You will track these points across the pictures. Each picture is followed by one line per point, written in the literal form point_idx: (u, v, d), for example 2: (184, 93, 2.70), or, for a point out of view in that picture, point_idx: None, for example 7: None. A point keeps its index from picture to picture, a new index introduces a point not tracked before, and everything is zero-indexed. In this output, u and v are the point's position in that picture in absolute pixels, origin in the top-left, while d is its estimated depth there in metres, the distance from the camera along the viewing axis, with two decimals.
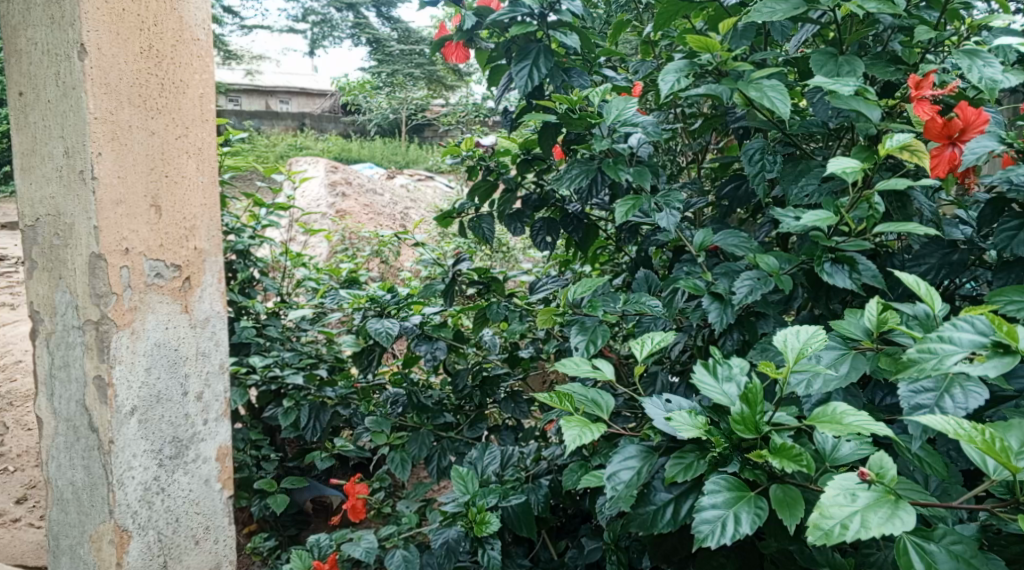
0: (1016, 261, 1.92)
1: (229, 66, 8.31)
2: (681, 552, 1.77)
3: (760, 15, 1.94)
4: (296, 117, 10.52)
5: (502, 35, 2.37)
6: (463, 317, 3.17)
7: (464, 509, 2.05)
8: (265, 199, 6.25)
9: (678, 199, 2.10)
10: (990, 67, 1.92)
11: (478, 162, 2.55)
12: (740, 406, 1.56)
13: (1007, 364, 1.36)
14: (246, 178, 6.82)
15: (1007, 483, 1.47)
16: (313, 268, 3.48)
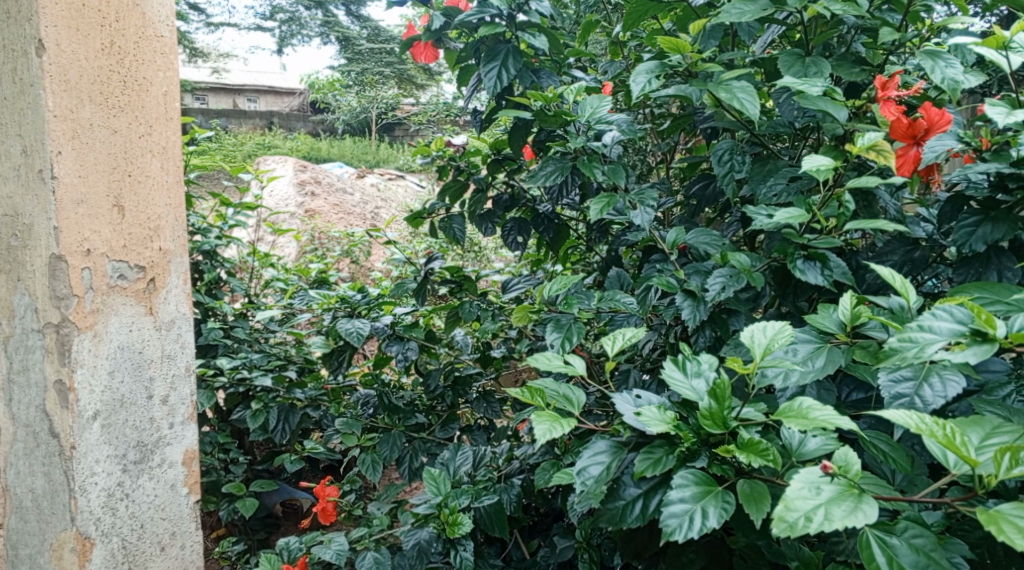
0: (974, 257, 1.97)
1: (194, 65, 8.20)
2: (651, 548, 1.77)
3: (728, 16, 1.96)
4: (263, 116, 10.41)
5: (472, 35, 2.37)
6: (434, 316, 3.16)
7: (436, 510, 2.05)
8: (232, 200, 6.17)
9: (652, 197, 2.12)
10: (952, 68, 1.96)
11: (448, 161, 2.53)
12: (710, 401, 1.58)
13: (985, 350, 1.42)
14: (211, 177, 6.72)
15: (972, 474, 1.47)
16: (282, 269, 3.44)
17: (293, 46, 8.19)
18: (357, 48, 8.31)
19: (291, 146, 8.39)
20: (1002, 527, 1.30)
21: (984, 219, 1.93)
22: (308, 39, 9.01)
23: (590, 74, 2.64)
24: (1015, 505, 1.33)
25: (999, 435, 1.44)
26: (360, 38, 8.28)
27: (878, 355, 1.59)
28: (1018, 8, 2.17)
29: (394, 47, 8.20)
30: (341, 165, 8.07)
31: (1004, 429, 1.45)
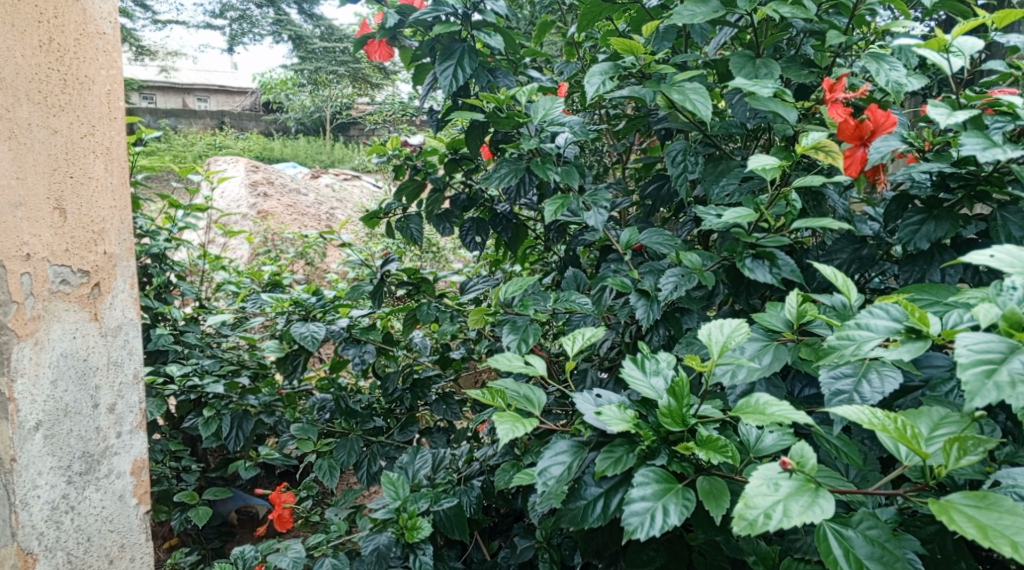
0: (919, 254, 2.02)
1: (140, 64, 8.01)
2: (612, 547, 1.77)
3: (680, 18, 1.98)
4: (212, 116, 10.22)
5: (427, 34, 2.36)
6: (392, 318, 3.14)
7: (395, 515, 2.02)
8: (181, 201, 6.05)
9: (606, 198, 2.13)
10: (896, 71, 2.01)
11: (404, 161, 2.51)
12: (668, 399, 1.60)
13: (919, 347, 1.46)
14: (160, 178, 6.56)
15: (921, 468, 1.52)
16: (233, 272, 3.38)
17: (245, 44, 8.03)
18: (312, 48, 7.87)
19: (242, 147, 8.25)
20: (953, 517, 1.33)
21: (927, 217, 1.98)
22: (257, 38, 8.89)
23: (546, 75, 2.65)
24: (964, 493, 1.36)
25: (946, 425, 1.47)
26: (313, 37, 7.87)
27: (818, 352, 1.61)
28: (957, 12, 2.24)
29: (346, 48, 8.14)
30: (295, 166, 7.96)
31: (951, 419, 1.48)
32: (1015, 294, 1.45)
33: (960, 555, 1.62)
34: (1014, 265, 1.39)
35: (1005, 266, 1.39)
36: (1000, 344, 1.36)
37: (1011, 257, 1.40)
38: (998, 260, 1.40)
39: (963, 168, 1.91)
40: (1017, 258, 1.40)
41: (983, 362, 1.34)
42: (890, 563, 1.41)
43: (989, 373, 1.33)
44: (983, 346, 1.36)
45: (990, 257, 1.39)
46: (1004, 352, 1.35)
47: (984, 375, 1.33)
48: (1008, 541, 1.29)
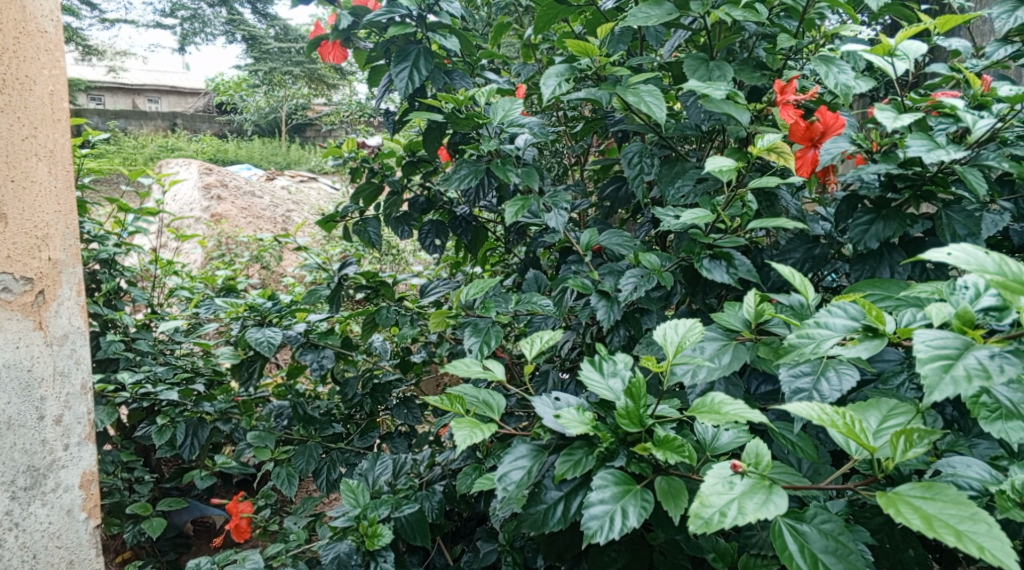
0: (869, 253, 2.06)
1: (89, 64, 7.82)
2: (573, 549, 1.76)
3: (634, 20, 2.00)
4: (163, 117, 10.01)
5: (381, 35, 2.34)
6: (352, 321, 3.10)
7: (355, 522, 2.00)
8: (131, 205, 5.92)
9: (565, 200, 2.14)
10: (844, 73, 2.04)
11: (361, 163, 2.49)
12: (626, 400, 1.59)
13: (877, 345, 1.51)
14: (110, 181, 6.39)
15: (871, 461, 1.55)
16: (186, 276, 3.30)
17: (196, 45, 7.87)
18: (266, 48, 8.08)
19: (194, 150, 8.09)
20: (900, 508, 1.36)
21: (877, 216, 2.02)
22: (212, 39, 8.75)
23: (503, 77, 2.65)
24: (912, 485, 1.39)
25: (895, 417, 1.52)
26: (268, 37, 8.05)
27: (778, 352, 1.63)
28: (900, 16, 2.30)
29: (299, 50, 8.05)
30: (250, 168, 7.82)
31: (899, 411, 1.52)
32: (967, 293, 1.50)
33: (905, 543, 1.66)
34: (971, 263, 1.37)
35: (962, 265, 1.37)
36: (955, 340, 1.40)
37: (968, 255, 1.38)
38: (954, 258, 1.38)
39: (909, 168, 1.97)
40: (973, 254, 1.38)
41: (941, 357, 1.38)
42: (844, 557, 1.43)
43: (947, 368, 1.37)
44: (940, 342, 1.40)
45: (947, 256, 1.37)
46: (960, 347, 1.39)
47: (942, 370, 1.37)
48: (953, 530, 1.32)
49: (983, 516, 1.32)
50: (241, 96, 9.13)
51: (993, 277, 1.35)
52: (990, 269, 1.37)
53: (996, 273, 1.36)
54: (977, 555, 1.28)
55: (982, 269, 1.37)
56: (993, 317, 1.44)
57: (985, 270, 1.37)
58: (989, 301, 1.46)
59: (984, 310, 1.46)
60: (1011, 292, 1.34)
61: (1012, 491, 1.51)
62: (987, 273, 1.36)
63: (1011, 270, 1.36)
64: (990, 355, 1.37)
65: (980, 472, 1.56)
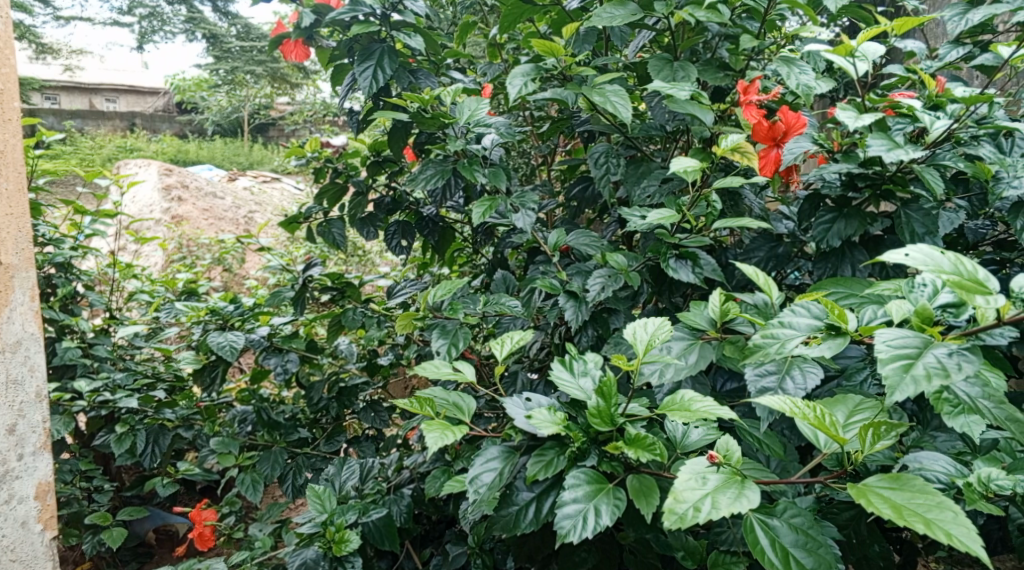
0: (831, 252, 2.09)
1: (43, 63, 7.63)
2: (544, 550, 1.75)
3: (599, 20, 2.00)
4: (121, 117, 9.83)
5: (343, 34, 2.32)
6: (318, 323, 3.07)
7: (322, 529, 1.97)
8: (88, 208, 5.79)
9: (533, 200, 2.13)
10: (805, 74, 2.06)
11: (325, 163, 2.47)
12: (597, 399, 1.59)
13: (839, 344, 1.52)
14: (66, 182, 6.23)
15: (838, 456, 1.58)
16: (146, 279, 3.23)
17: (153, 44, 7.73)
18: None
19: (154, 151, 7.95)
20: (871, 499, 1.37)
21: (839, 215, 2.05)
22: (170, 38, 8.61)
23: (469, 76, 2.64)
24: (879, 476, 1.40)
25: (861, 412, 1.54)
26: (230, 35, 7.33)
27: (743, 352, 1.64)
28: (857, 18, 2.34)
29: (260, 49, 7.95)
30: (211, 168, 7.71)
31: (866, 406, 1.54)
32: (925, 290, 1.52)
33: (872, 539, 1.74)
34: (929, 264, 1.40)
35: (920, 266, 1.40)
36: (915, 339, 1.44)
37: (925, 255, 1.41)
38: (912, 259, 1.41)
39: (870, 168, 1.99)
40: (930, 255, 1.41)
41: (901, 357, 1.42)
42: (813, 551, 1.44)
43: (907, 367, 1.40)
44: (900, 341, 1.43)
45: (906, 257, 1.40)
46: (919, 346, 1.43)
47: (902, 370, 1.40)
48: (922, 519, 1.33)
49: (949, 505, 1.34)
50: (201, 96, 9.00)
51: (950, 276, 1.39)
52: (947, 268, 1.40)
53: (952, 273, 1.40)
54: (945, 542, 1.30)
55: (939, 268, 1.40)
56: (951, 314, 1.47)
57: (942, 270, 1.41)
58: (947, 298, 1.49)
59: (942, 307, 1.49)
60: (967, 291, 1.39)
61: (978, 484, 1.54)
62: (944, 273, 1.40)
63: (966, 269, 1.41)
64: (948, 353, 1.41)
65: (946, 466, 1.58)
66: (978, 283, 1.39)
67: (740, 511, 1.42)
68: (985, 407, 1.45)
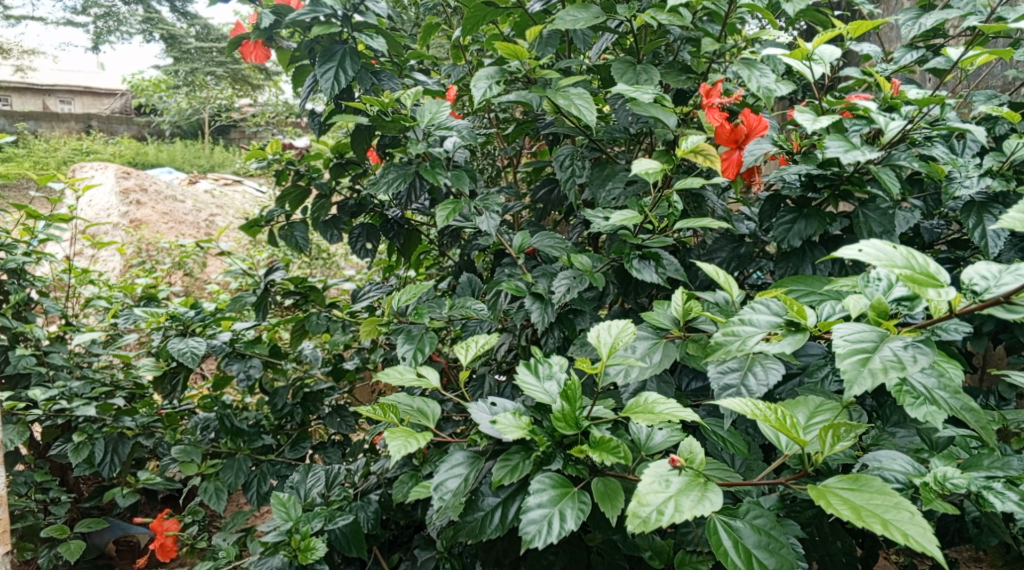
0: (792, 252, 2.11)
1: None
2: (511, 555, 1.74)
3: (562, 23, 2.01)
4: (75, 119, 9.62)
5: (304, 35, 2.30)
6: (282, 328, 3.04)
7: (287, 537, 1.94)
8: (42, 212, 5.66)
9: (497, 202, 2.13)
10: (766, 77, 2.09)
11: (286, 166, 2.44)
12: (562, 403, 1.58)
13: (799, 340, 1.54)
14: (18, 185, 6.07)
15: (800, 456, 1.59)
16: (102, 285, 3.16)
17: (107, 46, 7.59)
18: (185, 48, 8.22)
19: (110, 152, 7.78)
20: (830, 500, 1.40)
21: (799, 215, 2.07)
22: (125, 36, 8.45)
23: (433, 78, 2.63)
24: (839, 477, 1.42)
25: (822, 413, 1.56)
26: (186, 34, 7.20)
27: (705, 349, 1.65)
28: (815, 22, 2.38)
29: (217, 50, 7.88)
30: (170, 170, 7.58)
31: (826, 407, 1.56)
32: (880, 285, 1.54)
33: (834, 535, 1.76)
34: (882, 259, 1.43)
35: (874, 260, 1.43)
36: (871, 333, 1.47)
37: (878, 251, 1.44)
38: (865, 255, 1.43)
39: (829, 168, 2.02)
40: (883, 250, 1.44)
41: (858, 351, 1.45)
42: (776, 551, 1.45)
43: (864, 361, 1.43)
44: (857, 336, 1.46)
45: (859, 253, 1.42)
46: (876, 340, 1.46)
47: (859, 364, 1.43)
48: (880, 519, 1.36)
49: (906, 505, 1.36)
50: (158, 97, 8.85)
51: (902, 271, 1.42)
52: (900, 262, 1.43)
53: (905, 267, 1.43)
54: (901, 542, 1.32)
55: (892, 263, 1.43)
56: (905, 307, 1.50)
57: (895, 264, 1.43)
58: (901, 292, 1.52)
59: (897, 300, 1.51)
60: (919, 284, 1.42)
61: (934, 483, 1.56)
62: (897, 267, 1.43)
63: (918, 263, 1.44)
64: (904, 346, 1.44)
65: (904, 465, 1.62)
66: (929, 276, 1.43)
67: (703, 513, 1.43)
68: (941, 397, 1.46)
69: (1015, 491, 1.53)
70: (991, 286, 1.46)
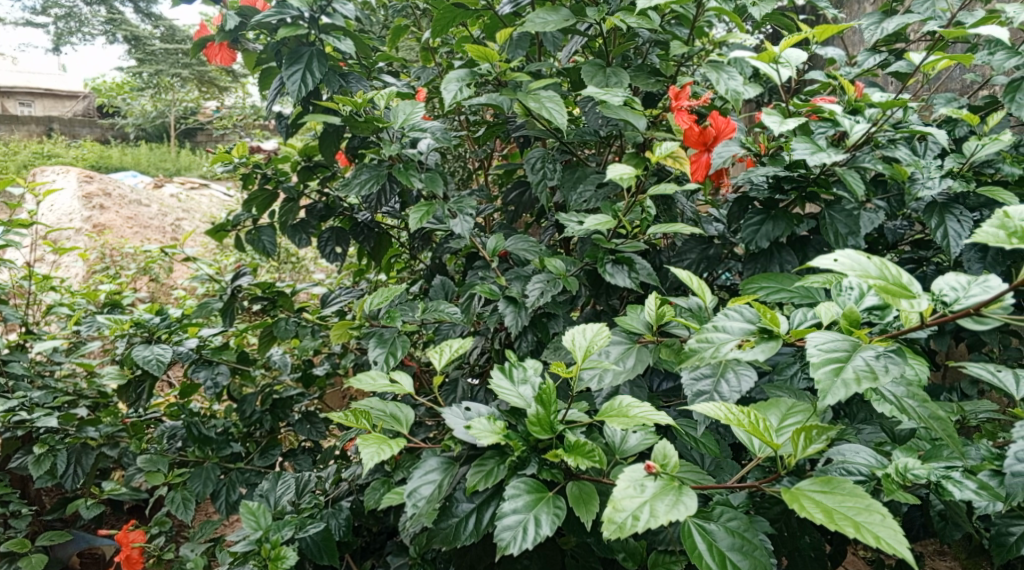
0: (760, 253, 2.12)
1: None
2: (485, 561, 1.73)
3: (532, 26, 2.00)
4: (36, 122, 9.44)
5: (271, 36, 2.27)
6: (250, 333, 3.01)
7: (257, 547, 1.90)
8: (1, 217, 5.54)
9: (470, 205, 2.12)
10: (734, 80, 2.10)
11: (253, 169, 2.40)
12: (537, 407, 1.57)
13: (771, 347, 1.55)
14: None
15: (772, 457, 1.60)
16: (64, 291, 3.09)
17: (66, 47, 7.46)
18: (150, 49, 8.13)
19: (74, 156, 7.66)
20: (803, 503, 1.40)
21: (766, 217, 2.09)
22: (86, 39, 8.31)
23: (402, 80, 2.61)
24: (812, 479, 1.43)
25: (794, 415, 1.57)
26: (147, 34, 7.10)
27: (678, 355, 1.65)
28: (781, 25, 2.41)
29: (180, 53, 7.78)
30: (136, 174, 7.47)
31: (797, 409, 1.57)
32: (852, 293, 1.57)
33: (802, 530, 1.78)
34: (856, 269, 1.45)
35: (848, 271, 1.45)
36: (844, 342, 1.48)
37: (852, 261, 1.46)
38: (840, 265, 1.45)
39: (795, 170, 2.04)
40: (857, 260, 1.46)
41: (832, 360, 1.46)
42: (749, 553, 1.46)
43: (837, 370, 1.45)
44: (830, 345, 1.48)
45: (834, 263, 1.44)
46: (848, 349, 1.47)
47: (833, 373, 1.44)
48: (851, 522, 1.37)
49: (877, 507, 1.37)
50: (121, 99, 8.71)
51: (876, 282, 1.44)
52: (873, 273, 1.45)
53: (878, 278, 1.45)
54: (873, 545, 1.33)
55: (865, 273, 1.45)
56: (876, 316, 1.54)
57: (868, 275, 1.45)
58: (872, 301, 1.56)
59: (868, 310, 1.55)
60: (892, 294, 1.44)
61: (896, 474, 1.58)
62: (871, 278, 1.45)
63: (892, 273, 1.46)
64: (876, 356, 1.46)
65: (867, 457, 1.62)
66: (902, 287, 1.45)
67: (678, 517, 1.43)
68: (909, 405, 1.49)
69: (973, 479, 1.57)
70: (960, 297, 1.48)
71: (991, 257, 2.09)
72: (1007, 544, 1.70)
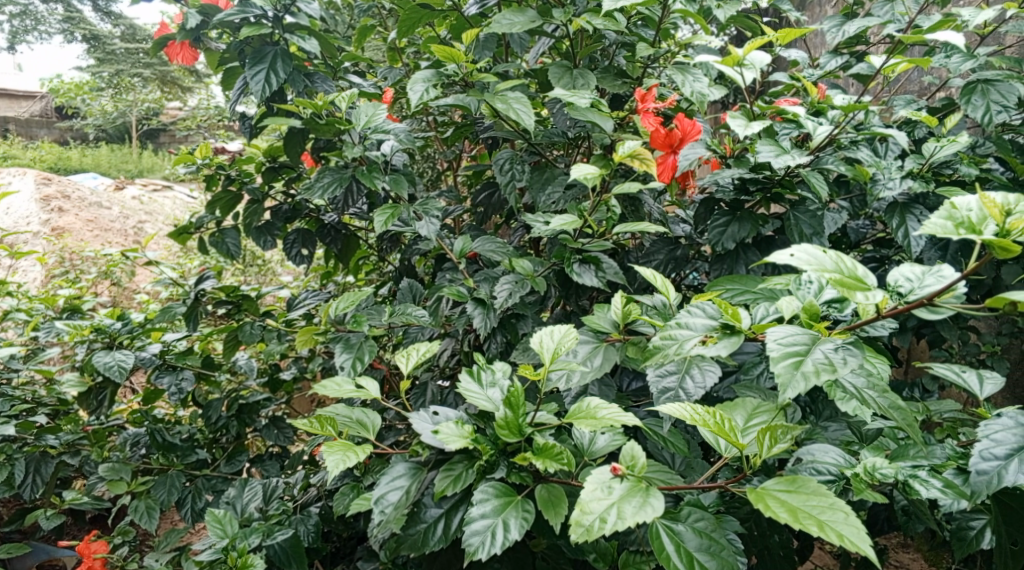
0: (727, 253, 2.14)
1: None
2: (455, 566, 1.71)
3: (499, 27, 2.00)
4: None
5: (233, 35, 2.24)
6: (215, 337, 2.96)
7: (223, 555, 1.87)
8: None
9: (437, 207, 2.10)
10: (699, 82, 2.11)
11: (216, 170, 2.36)
12: (504, 410, 1.57)
13: (733, 343, 1.56)
14: None
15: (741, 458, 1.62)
16: (22, 295, 3.02)
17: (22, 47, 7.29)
18: (110, 49, 7.99)
19: (31, 157, 7.48)
20: (768, 503, 1.41)
21: (732, 218, 2.10)
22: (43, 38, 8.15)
23: (368, 80, 2.59)
24: (777, 479, 1.44)
25: (760, 415, 1.58)
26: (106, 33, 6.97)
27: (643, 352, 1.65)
28: (745, 27, 2.43)
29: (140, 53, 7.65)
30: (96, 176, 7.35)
31: (763, 409, 1.58)
32: (811, 287, 1.59)
33: (772, 529, 1.80)
34: (812, 263, 1.47)
35: (805, 265, 1.46)
36: (804, 336, 1.49)
37: (809, 255, 1.48)
38: (797, 260, 1.47)
39: (760, 172, 2.06)
40: (814, 254, 1.48)
41: (791, 354, 1.47)
42: (717, 554, 1.46)
43: (797, 364, 1.46)
44: (790, 339, 1.49)
45: (791, 257, 1.46)
46: (808, 342, 1.49)
47: (793, 367, 1.46)
48: (816, 520, 1.38)
49: (841, 505, 1.39)
50: (80, 99, 8.55)
51: (832, 275, 1.46)
52: (829, 267, 1.47)
53: (833, 271, 1.47)
54: (837, 543, 1.35)
55: (821, 267, 1.47)
56: (835, 309, 1.56)
57: (824, 269, 1.47)
58: (831, 294, 1.57)
59: (827, 303, 1.57)
60: (847, 287, 1.46)
61: (864, 473, 1.60)
62: (826, 271, 1.47)
63: (847, 266, 1.48)
64: (834, 348, 1.47)
65: (836, 457, 1.65)
66: (857, 279, 1.47)
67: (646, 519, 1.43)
68: (870, 396, 1.51)
69: (939, 478, 1.59)
70: (915, 288, 1.50)
71: (951, 254, 2.13)
72: (967, 539, 1.73)
